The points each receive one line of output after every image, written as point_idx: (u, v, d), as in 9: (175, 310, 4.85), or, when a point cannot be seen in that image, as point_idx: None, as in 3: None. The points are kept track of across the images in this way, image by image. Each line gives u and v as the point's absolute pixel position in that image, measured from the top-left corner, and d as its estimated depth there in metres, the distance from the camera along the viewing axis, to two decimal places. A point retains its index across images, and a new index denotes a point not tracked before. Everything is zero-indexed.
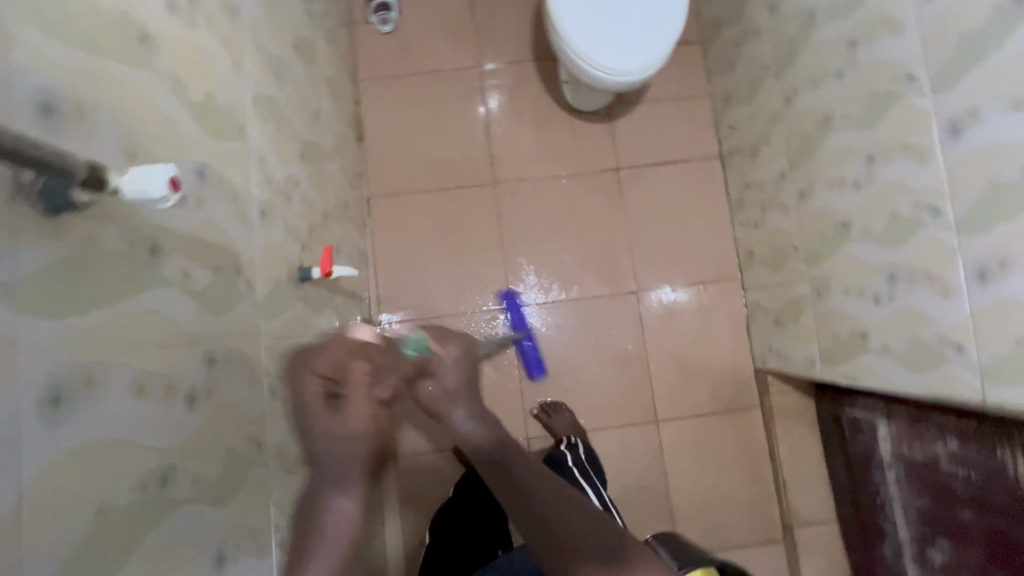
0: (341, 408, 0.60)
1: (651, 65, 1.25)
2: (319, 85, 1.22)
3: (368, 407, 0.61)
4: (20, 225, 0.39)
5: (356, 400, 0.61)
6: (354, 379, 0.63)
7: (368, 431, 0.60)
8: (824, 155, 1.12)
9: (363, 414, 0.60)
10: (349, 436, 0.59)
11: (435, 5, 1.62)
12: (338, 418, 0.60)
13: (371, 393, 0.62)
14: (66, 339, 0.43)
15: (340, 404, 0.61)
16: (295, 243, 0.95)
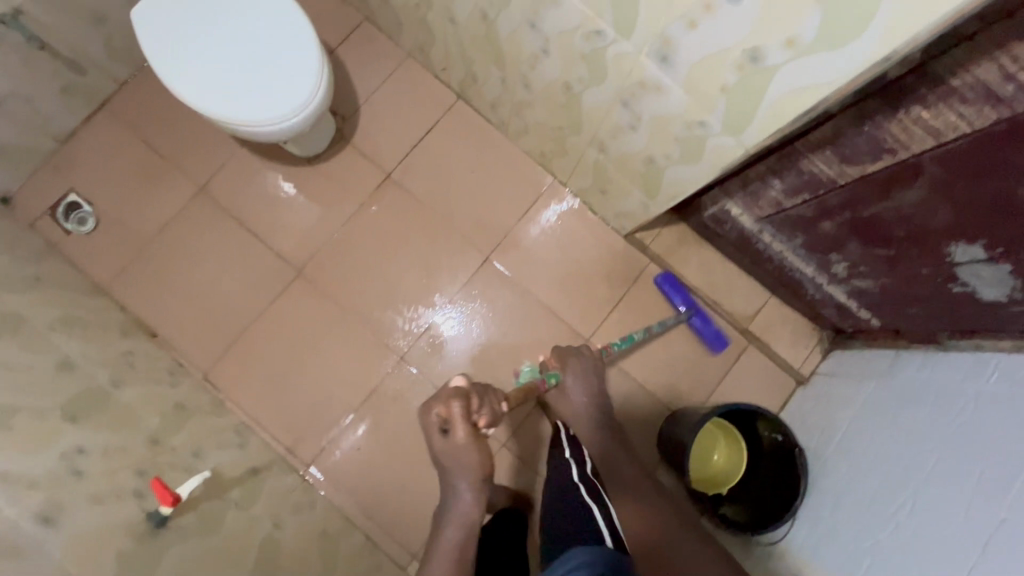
0: (449, 436, 0.91)
1: (318, 61, 1.16)
2: (49, 337, 1.09)
3: (463, 431, 0.90)
4: None
5: (462, 427, 0.90)
6: (456, 417, 0.90)
7: (473, 449, 0.90)
8: (509, 43, 1.11)
9: (469, 435, 0.90)
10: (462, 451, 0.90)
11: (117, 168, 1.47)
12: (438, 442, 0.92)
13: (469, 426, 0.90)
14: None
15: (439, 438, 0.92)
16: (122, 502, 0.85)
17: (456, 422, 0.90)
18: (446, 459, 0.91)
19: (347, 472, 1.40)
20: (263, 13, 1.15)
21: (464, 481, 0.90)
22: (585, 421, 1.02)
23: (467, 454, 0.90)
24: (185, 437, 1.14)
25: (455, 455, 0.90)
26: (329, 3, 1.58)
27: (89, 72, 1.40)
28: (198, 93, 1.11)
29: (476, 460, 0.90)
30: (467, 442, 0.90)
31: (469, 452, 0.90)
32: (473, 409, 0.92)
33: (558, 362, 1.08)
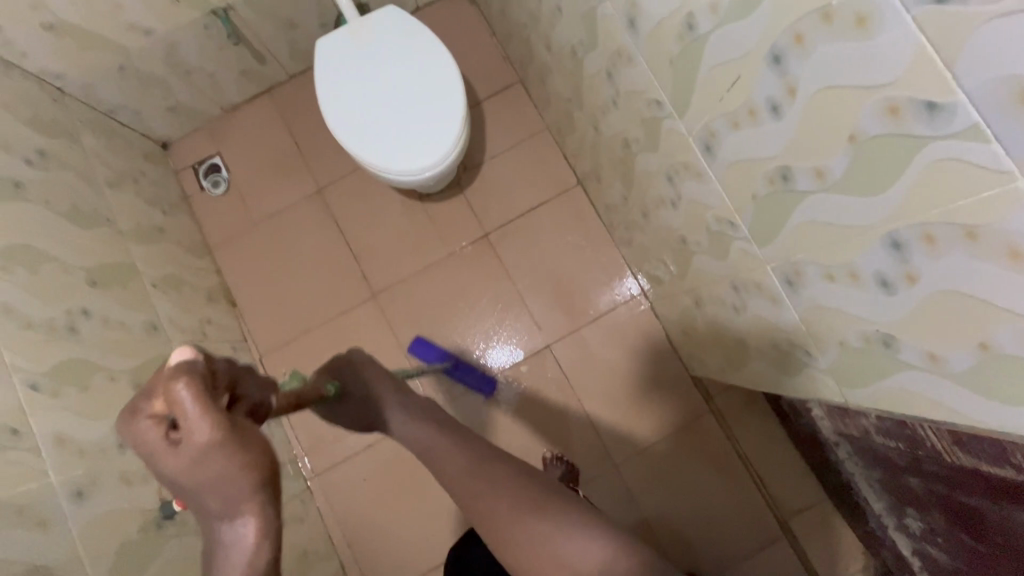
0: (179, 443, 0.42)
1: (461, 127, 1.19)
2: (149, 294, 1.21)
3: (209, 418, 0.42)
4: None
5: (206, 418, 0.42)
6: (182, 405, 0.42)
7: (233, 446, 0.42)
8: (640, 177, 1.10)
9: (222, 424, 0.42)
10: (202, 463, 0.42)
11: (260, 148, 1.62)
12: (167, 463, 0.42)
13: (216, 410, 0.42)
14: None
15: (168, 453, 0.42)
16: (145, 484, 0.92)
17: (186, 416, 0.42)
18: (199, 494, 0.42)
19: (341, 487, 1.46)
20: (427, 72, 1.20)
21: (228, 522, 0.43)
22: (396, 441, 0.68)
23: (218, 464, 0.42)
24: None
25: (202, 473, 0.42)
26: (493, 58, 1.64)
27: (269, 63, 1.55)
28: (351, 133, 1.19)
29: (245, 479, 0.42)
30: (217, 445, 0.42)
31: (221, 461, 0.41)
32: (215, 385, 0.46)
33: (357, 365, 0.75)
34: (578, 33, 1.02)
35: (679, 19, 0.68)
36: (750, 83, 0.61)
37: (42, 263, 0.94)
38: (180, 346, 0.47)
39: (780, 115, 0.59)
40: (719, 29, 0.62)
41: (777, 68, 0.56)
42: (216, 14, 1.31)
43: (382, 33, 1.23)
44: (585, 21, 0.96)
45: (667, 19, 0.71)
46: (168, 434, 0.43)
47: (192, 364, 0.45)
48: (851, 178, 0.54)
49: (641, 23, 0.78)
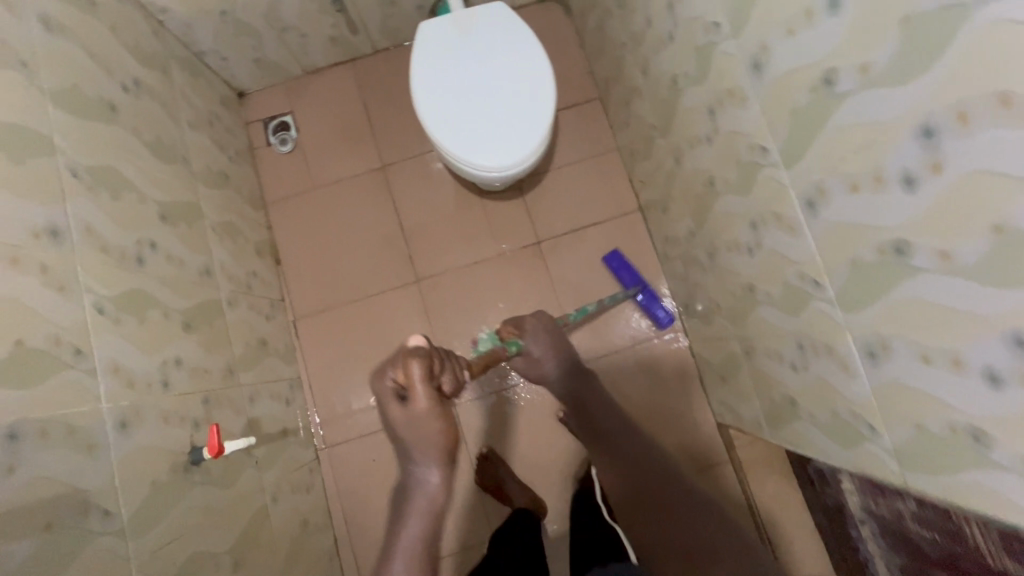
0: (408, 403, 0.81)
1: (545, 133, 1.19)
2: (208, 237, 1.21)
3: (426, 399, 0.80)
4: None
5: (427, 399, 0.80)
6: (414, 384, 0.80)
7: (435, 417, 0.80)
8: (717, 217, 1.09)
9: (439, 412, 0.81)
10: (420, 421, 0.81)
11: (332, 115, 1.63)
12: (396, 410, 0.82)
13: (432, 391, 0.81)
14: None
15: (396, 404, 0.82)
16: (181, 426, 0.92)
17: (417, 391, 0.80)
18: (409, 431, 0.81)
19: (349, 462, 1.46)
20: (521, 74, 1.21)
21: (424, 466, 0.82)
22: (549, 382, 1.25)
23: (426, 425, 0.81)
24: (251, 377, 1.22)
25: (419, 427, 0.81)
26: (576, 70, 1.64)
27: (359, 34, 1.56)
28: (435, 119, 1.19)
29: (442, 440, 0.81)
30: (432, 414, 0.80)
31: (429, 422, 0.80)
32: (432, 372, 0.82)
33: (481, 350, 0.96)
34: (686, 64, 1.02)
35: (817, 72, 0.68)
36: (884, 150, 0.61)
37: (125, 189, 0.95)
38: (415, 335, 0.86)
39: (914, 188, 0.58)
40: (863, 90, 0.61)
41: (924, 142, 0.55)
42: None
43: (485, 27, 1.23)
44: (699, 54, 0.96)
45: (801, 69, 0.70)
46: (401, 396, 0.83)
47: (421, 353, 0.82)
48: (985, 266, 0.53)
49: (768, 66, 0.77)
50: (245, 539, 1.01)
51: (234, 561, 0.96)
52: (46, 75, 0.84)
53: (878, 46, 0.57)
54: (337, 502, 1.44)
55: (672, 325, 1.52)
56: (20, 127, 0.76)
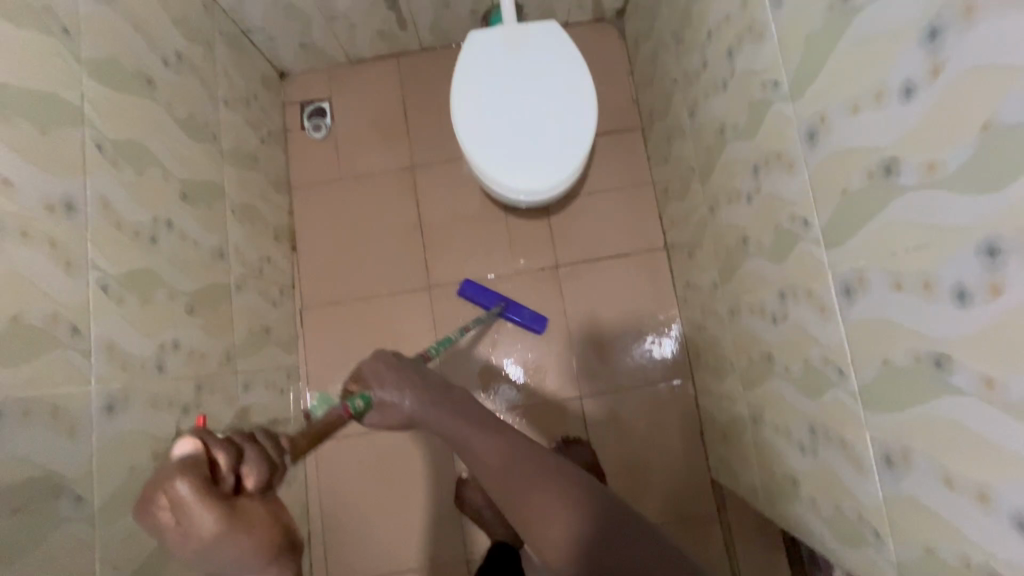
0: (179, 536, 0.40)
1: (579, 162, 1.16)
2: (227, 218, 1.20)
3: (213, 515, 0.40)
4: None
5: (220, 505, 0.41)
6: (187, 501, 0.40)
7: (234, 529, 0.41)
8: (745, 276, 1.04)
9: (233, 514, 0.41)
10: (212, 551, 0.40)
11: (369, 108, 1.62)
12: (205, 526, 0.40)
13: (223, 493, 0.42)
14: None
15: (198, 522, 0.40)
16: (169, 412, 0.91)
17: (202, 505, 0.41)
18: (201, 569, 0.41)
19: (334, 458, 1.46)
20: (566, 98, 1.17)
21: None
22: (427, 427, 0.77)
23: (224, 553, 0.41)
24: (248, 363, 1.21)
25: (214, 559, 0.40)
26: (622, 97, 1.60)
27: (409, 32, 1.54)
28: (470, 131, 1.16)
29: (252, 558, 0.41)
30: (224, 532, 0.40)
31: (227, 549, 0.40)
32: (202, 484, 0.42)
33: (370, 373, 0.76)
34: (736, 116, 0.98)
35: (876, 158, 0.63)
36: (939, 256, 0.56)
37: (149, 165, 0.94)
38: (181, 438, 0.45)
39: (966, 304, 0.54)
40: (925, 189, 0.57)
41: (986, 259, 0.51)
42: None
43: (537, 45, 1.20)
44: (751, 109, 0.92)
45: (859, 151, 0.66)
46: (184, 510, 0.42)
47: (194, 465, 0.43)
48: None
49: (822, 139, 0.73)
50: None
51: None
52: (87, 43, 0.83)
53: (952, 148, 0.53)
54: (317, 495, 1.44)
55: (681, 372, 1.48)
56: (54, 96, 0.75)
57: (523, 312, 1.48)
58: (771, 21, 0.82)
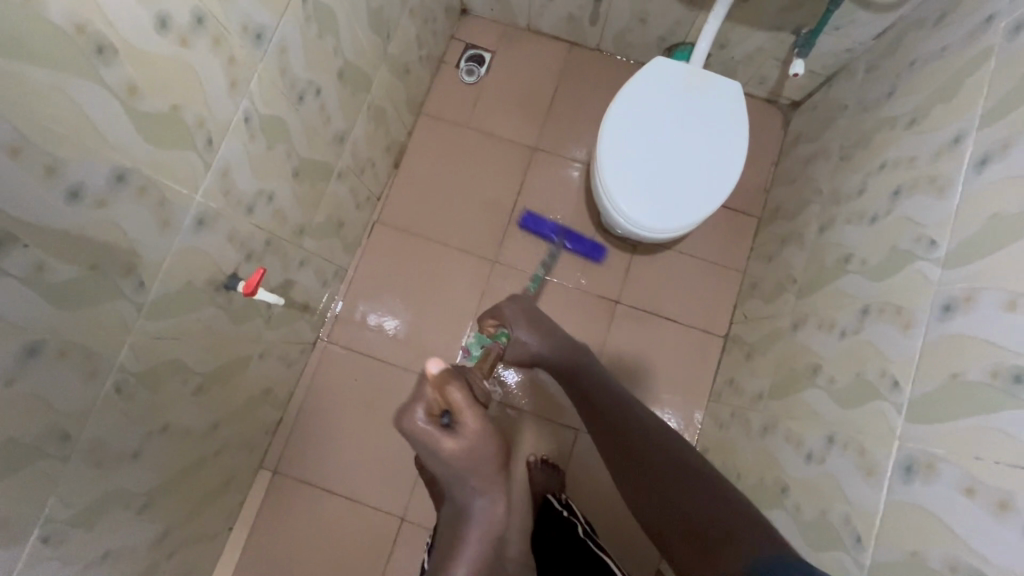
0: (453, 429, 0.66)
1: (694, 221, 1.15)
2: (361, 111, 1.25)
3: (477, 422, 0.66)
4: None
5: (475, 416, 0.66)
6: (462, 405, 0.66)
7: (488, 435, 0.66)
8: (796, 403, 1.02)
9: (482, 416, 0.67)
10: (473, 445, 0.65)
11: (523, 77, 1.65)
12: (448, 446, 0.65)
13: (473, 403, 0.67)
14: None
15: (446, 438, 0.66)
16: (237, 251, 0.95)
17: (463, 413, 0.66)
18: (466, 460, 0.65)
19: (337, 365, 1.50)
20: (714, 157, 1.16)
21: (489, 497, 0.66)
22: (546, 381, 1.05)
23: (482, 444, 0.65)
24: (313, 245, 1.26)
25: (478, 443, 0.65)
26: (754, 182, 1.58)
27: (595, 28, 1.56)
28: (613, 146, 1.17)
29: (493, 457, 0.65)
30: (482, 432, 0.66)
31: (484, 440, 0.65)
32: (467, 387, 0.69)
33: (511, 313, 1.01)
34: (869, 253, 0.96)
35: (1008, 362, 0.61)
36: None
37: (329, 34, 0.99)
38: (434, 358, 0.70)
39: None
40: None
41: None
42: None
43: (712, 96, 1.19)
44: (890, 254, 0.89)
45: (994, 346, 0.64)
46: (442, 425, 0.66)
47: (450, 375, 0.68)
48: None
49: (957, 316, 0.70)
50: (216, 373, 1.04)
51: (197, 385, 0.99)
52: None
53: None
54: (305, 388, 1.49)
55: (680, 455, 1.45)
56: None
57: (584, 240, 1.53)
58: (960, 183, 0.79)
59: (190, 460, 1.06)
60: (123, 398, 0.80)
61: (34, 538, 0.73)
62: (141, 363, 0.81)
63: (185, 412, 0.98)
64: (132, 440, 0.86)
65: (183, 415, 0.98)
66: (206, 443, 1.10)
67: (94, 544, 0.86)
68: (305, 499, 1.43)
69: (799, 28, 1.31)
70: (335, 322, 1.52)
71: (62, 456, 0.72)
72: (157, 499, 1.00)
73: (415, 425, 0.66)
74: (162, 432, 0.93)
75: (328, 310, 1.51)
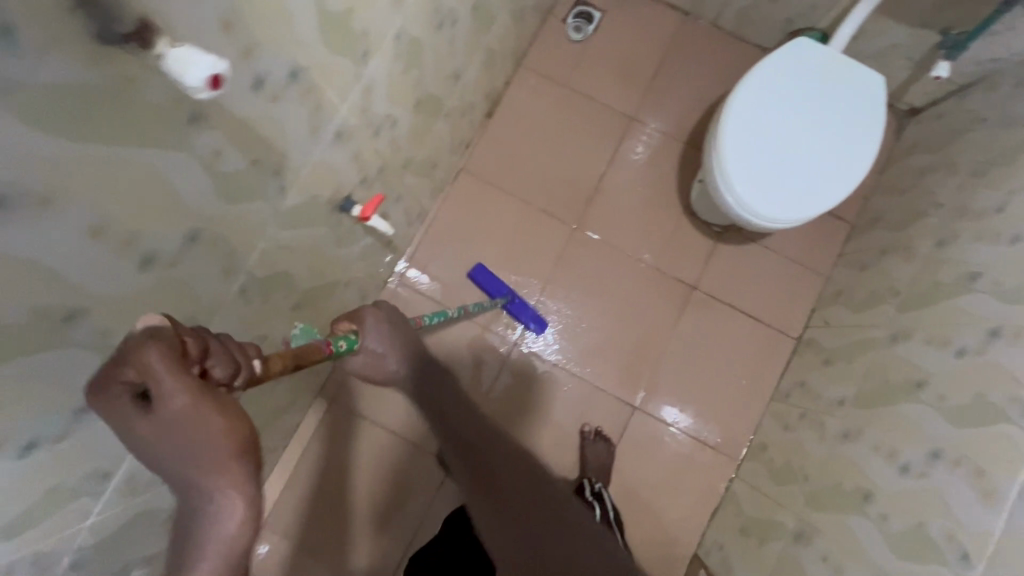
0: (146, 410, 0.43)
1: (806, 215, 1.11)
2: (478, 50, 1.20)
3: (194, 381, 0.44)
4: (98, 59, 0.40)
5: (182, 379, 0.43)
6: (153, 373, 0.43)
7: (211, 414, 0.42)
8: (890, 416, 1.00)
9: (193, 388, 0.44)
10: (176, 432, 0.42)
11: (631, 42, 1.58)
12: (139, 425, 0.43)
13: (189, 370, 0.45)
14: (31, 155, 0.39)
15: (138, 418, 0.43)
16: (356, 174, 0.94)
17: (166, 375, 0.44)
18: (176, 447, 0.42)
19: (407, 311, 1.47)
20: (840, 152, 1.11)
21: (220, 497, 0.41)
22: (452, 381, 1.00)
23: (203, 428, 0.42)
24: (410, 182, 1.23)
25: (179, 428, 0.42)
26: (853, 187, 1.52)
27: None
28: (737, 122, 1.12)
29: (218, 441, 0.42)
30: (194, 405, 0.43)
31: (215, 417, 0.43)
32: (185, 355, 0.47)
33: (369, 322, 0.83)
34: (1004, 274, 0.92)
35: None
36: None
37: None
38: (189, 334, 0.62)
39: None
40: None
41: None
42: None
43: (849, 86, 1.13)
44: None
45: None
46: (139, 399, 0.45)
47: (157, 332, 0.47)
48: None
49: None
50: (310, 293, 1.04)
51: (295, 302, 0.99)
52: None
53: None
54: None
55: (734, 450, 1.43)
56: None
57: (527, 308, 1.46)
58: None
59: None
60: (242, 301, 0.80)
61: None
62: (263, 268, 0.80)
63: (281, 326, 0.98)
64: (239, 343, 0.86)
65: (279, 329, 0.98)
66: None
67: None
68: (348, 437, 1.41)
69: (950, 28, 1.24)
70: (398, 284, 1.48)
71: None
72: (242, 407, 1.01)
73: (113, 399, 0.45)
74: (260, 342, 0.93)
75: (391, 275, 1.48)
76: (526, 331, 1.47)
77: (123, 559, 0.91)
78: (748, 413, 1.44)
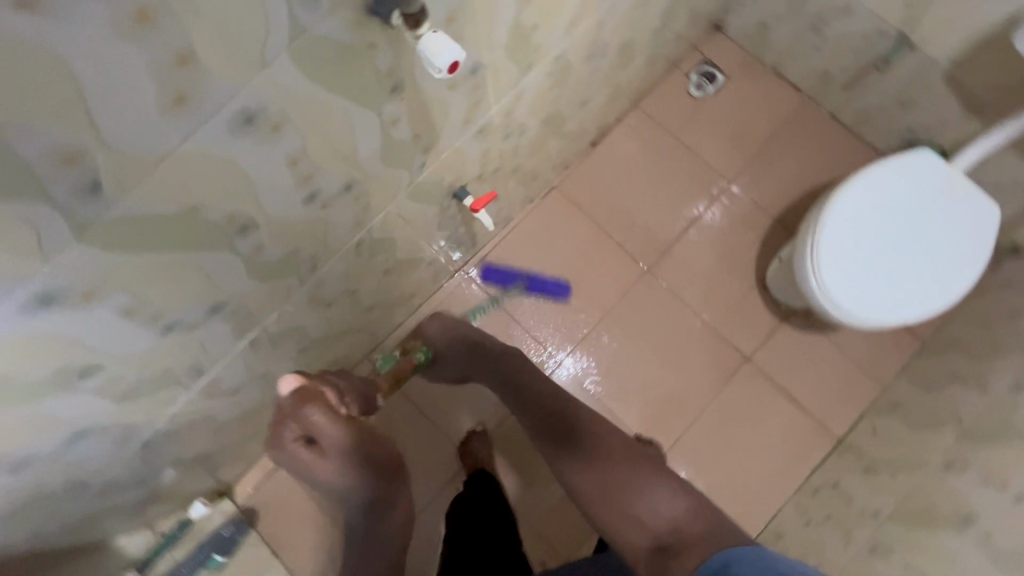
0: (317, 453, 0.80)
1: (886, 319, 1.11)
2: (609, 83, 1.26)
3: (342, 440, 0.79)
4: (359, 23, 0.47)
5: (337, 431, 0.79)
6: (317, 429, 0.79)
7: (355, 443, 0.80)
8: (930, 544, 0.98)
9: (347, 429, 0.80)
10: (341, 457, 0.79)
11: (747, 111, 1.62)
12: (317, 466, 0.80)
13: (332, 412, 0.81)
14: (283, 86, 0.46)
15: (315, 459, 0.80)
16: (478, 168, 1.00)
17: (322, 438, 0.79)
18: (337, 476, 0.80)
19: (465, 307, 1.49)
20: (936, 269, 1.12)
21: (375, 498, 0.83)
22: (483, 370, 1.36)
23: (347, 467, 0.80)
24: (512, 187, 1.29)
25: (341, 470, 0.80)
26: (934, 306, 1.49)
27: (847, 93, 1.51)
28: (842, 212, 1.14)
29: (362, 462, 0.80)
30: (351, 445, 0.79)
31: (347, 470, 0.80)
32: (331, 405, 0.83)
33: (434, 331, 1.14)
34: None
35: None
36: None
37: (638, 4, 1.01)
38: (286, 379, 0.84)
39: None
40: None
41: None
42: (902, 38, 1.28)
43: (964, 207, 1.13)
44: None
45: None
46: (309, 446, 0.81)
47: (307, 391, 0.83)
48: None
49: None
50: (400, 263, 1.10)
51: (386, 267, 1.05)
52: None
53: None
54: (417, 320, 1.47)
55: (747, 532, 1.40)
56: None
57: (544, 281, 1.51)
58: None
59: (345, 327, 1.14)
60: (354, 253, 0.86)
61: (249, 337, 0.81)
62: (380, 229, 0.87)
63: (368, 285, 1.05)
64: (335, 290, 0.93)
65: (366, 287, 1.04)
66: (358, 319, 1.17)
67: (266, 363, 0.93)
68: None
69: None
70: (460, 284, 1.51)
71: (302, 280, 0.79)
72: (312, 348, 1.07)
73: (292, 444, 0.80)
74: (348, 294, 0.99)
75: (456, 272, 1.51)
76: (567, 357, 1.50)
77: (174, 455, 0.97)
78: (771, 499, 1.42)
